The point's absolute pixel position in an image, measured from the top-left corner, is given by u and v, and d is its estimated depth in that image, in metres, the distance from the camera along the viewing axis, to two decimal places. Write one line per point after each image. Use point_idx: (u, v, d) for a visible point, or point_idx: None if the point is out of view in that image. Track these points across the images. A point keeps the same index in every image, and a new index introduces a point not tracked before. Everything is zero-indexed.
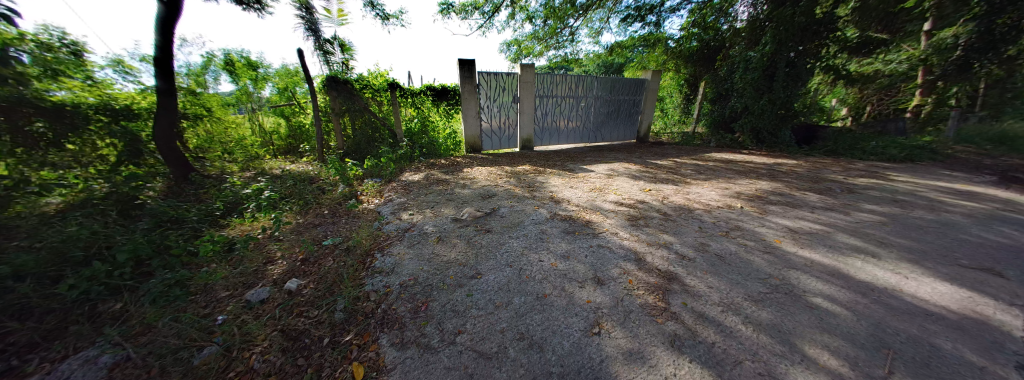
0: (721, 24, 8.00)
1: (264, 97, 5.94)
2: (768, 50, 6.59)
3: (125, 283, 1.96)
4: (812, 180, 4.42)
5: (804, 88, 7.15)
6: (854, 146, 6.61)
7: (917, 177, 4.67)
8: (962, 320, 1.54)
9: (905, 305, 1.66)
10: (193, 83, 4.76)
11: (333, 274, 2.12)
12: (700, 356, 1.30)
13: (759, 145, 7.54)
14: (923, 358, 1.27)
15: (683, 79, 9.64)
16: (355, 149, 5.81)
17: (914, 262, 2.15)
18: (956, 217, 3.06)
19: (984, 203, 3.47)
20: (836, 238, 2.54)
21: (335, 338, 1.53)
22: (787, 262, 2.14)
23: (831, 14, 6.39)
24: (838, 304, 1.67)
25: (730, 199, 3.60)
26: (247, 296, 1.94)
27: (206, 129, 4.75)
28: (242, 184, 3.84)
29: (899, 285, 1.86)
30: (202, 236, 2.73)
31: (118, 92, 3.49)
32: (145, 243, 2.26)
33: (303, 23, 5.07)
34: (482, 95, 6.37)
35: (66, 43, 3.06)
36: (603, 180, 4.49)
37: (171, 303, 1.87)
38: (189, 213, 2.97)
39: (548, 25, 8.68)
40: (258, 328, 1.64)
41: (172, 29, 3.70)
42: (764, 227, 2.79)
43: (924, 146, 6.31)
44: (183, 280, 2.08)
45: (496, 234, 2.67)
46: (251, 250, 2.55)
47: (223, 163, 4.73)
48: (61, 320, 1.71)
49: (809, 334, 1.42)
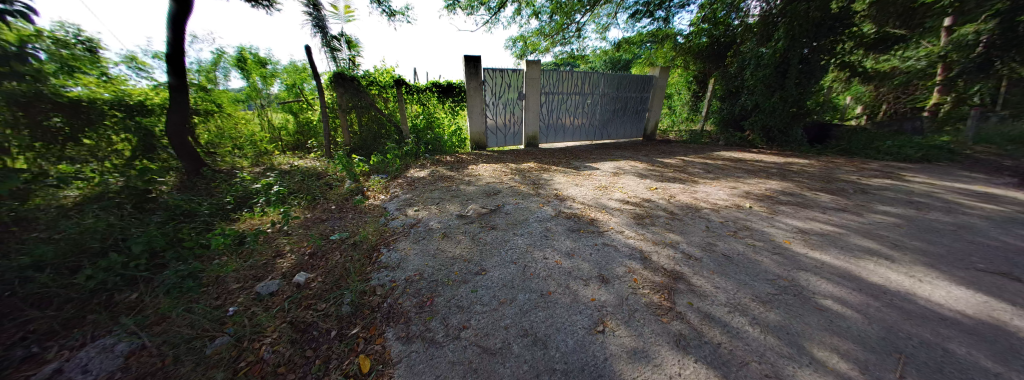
0: (732, 20, 7.82)
1: (273, 93, 6.02)
2: (780, 46, 6.43)
3: (141, 274, 2.01)
4: (823, 180, 4.33)
5: (817, 86, 6.97)
6: (868, 146, 6.45)
7: (934, 178, 4.54)
8: (979, 325, 1.50)
9: (919, 309, 1.63)
10: (204, 79, 4.84)
11: (340, 268, 2.15)
12: (705, 356, 1.29)
13: (769, 143, 7.41)
14: (937, 363, 1.24)
15: (691, 77, 9.47)
16: (361, 145, 5.83)
17: (929, 265, 2.09)
18: (974, 219, 2.97)
19: (1003, 206, 3.38)
20: (849, 240, 2.48)
21: (343, 331, 1.56)
22: (796, 263, 2.11)
23: (847, 9, 6.21)
24: (849, 307, 1.64)
25: (738, 198, 3.55)
26: (257, 288, 1.99)
27: (216, 124, 4.82)
28: (252, 179, 3.91)
29: (913, 288, 1.82)
30: (213, 229, 2.78)
31: (132, 88, 3.57)
32: (158, 235, 2.31)
33: (311, 19, 5.10)
34: (487, 92, 6.34)
35: (81, 40, 3.13)
36: (608, 178, 4.45)
37: (185, 295, 1.92)
38: (201, 207, 3.04)
39: (554, 20, 8.60)
40: (268, 319, 1.68)
41: (183, 25, 3.75)
42: (773, 227, 2.75)
43: (942, 146, 6.12)
44: (195, 272, 2.13)
45: (501, 231, 2.67)
46: (261, 243, 2.59)
47: (233, 159, 4.81)
48: (80, 309, 1.76)
49: (818, 337, 1.40)
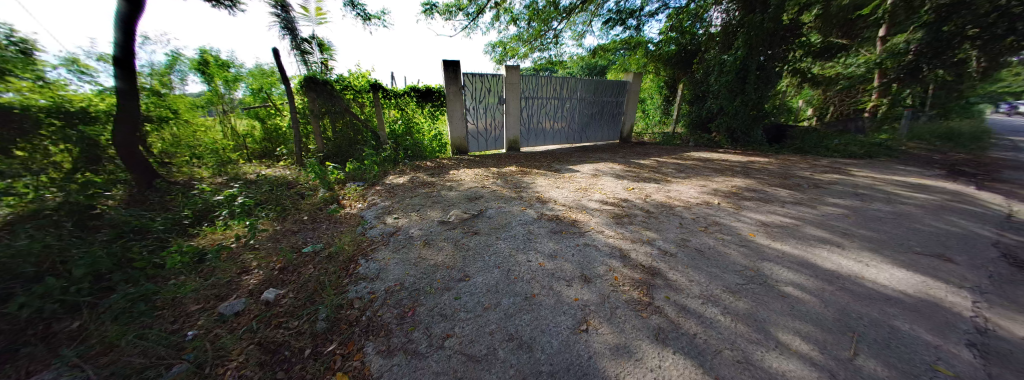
0: (697, 29, 8.31)
1: (237, 98, 5.68)
2: (740, 54, 6.92)
3: (84, 299, 1.81)
4: (781, 177, 4.65)
5: (774, 90, 7.54)
6: (819, 145, 7.04)
7: (876, 172, 5.02)
8: (918, 303, 1.67)
9: (867, 291, 1.78)
10: (157, 83, 4.44)
11: (314, 283, 2.04)
12: (683, 347, 1.34)
13: (734, 144, 7.89)
14: (884, 339, 1.37)
15: (662, 82, 9.87)
16: (335, 152, 5.56)
17: (874, 250, 2.30)
18: (910, 208, 3.30)
19: (934, 195, 3.78)
20: (805, 230, 2.69)
21: (318, 349, 1.47)
22: (760, 254, 2.25)
23: (796, 21, 6.81)
24: (808, 292, 1.77)
25: (708, 195, 3.74)
26: (220, 309, 1.85)
27: (172, 132, 4.46)
28: (212, 190, 3.63)
29: (862, 272, 1.99)
30: (168, 246, 2.56)
31: (72, 94, 3.21)
32: (105, 255, 2.09)
33: (279, 21, 4.87)
34: (467, 97, 6.31)
35: (13, 42, 2.82)
36: (588, 180, 4.56)
37: (137, 320, 1.74)
38: (154, 222, 2.79)
39: (532, 27, 8.77)
40: (233, 342, 1.56)
41: (134, 25, 3.46)
42: (739, 221, 2.91)
43: (881, 144, 6.81)
44: (148, 295, 1.94)
45: (484, 236, 2.65)
46: (224, 260, 2.41)
47: (191, 169, 4.46)
48: (9, 343, 1.55)
49: (781, 322, 1.50)
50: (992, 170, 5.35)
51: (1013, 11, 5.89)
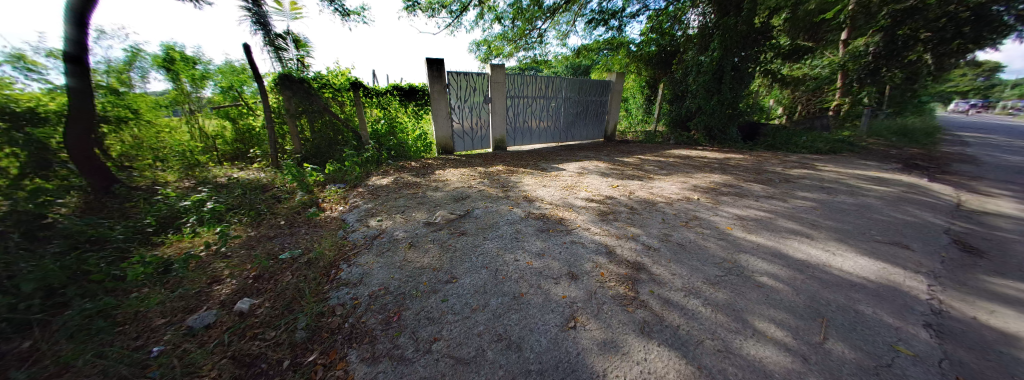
0: (676, 31, 8.54)
1: (205, 97, 5.36)
2: (716, 55, 7.18)
3: (34, 317, 1.64)
4: (755, 172, 4.86)
5: (748, 90, 7.87)
6: (789, 141, 7.43)
7: (841, 167, 5.34)
8: (879, 288, 1.78)
9: (834, 278, 1.89)
10: (115, 80, 4.10)
11: (292, 290, 1.96)
12: (667, 339, 1.37)
13: (711, 141, 8.19)
14: (851, 323, 1.45)
15: (644, 81, 10.12)
16: (314, 153, 5.33)
17: (840, 240, 2.44)
18: (871, 199, 3.54)
19: (891, 187, 4.07)
20: (779, 223, 2.82)
21: (297, 359, 1.41)
22: (737, 246, 2.34)
23: (767, 24, 7.12)
24: (781, 281, 1.85)
25: (689, 191, 3.85)
26: (189, 322, 1.74)
27: (133, 134, 4.15)
28: (179, 196, 3.40)
29: (829, 261, 2.10)
30: (129, 257, 2.38)
31: (18, 92, 2.93)
32: (58, 268, 1.91)
33: (251, 16, 4.63)
34: (452, 96, 6.22)
35: None
36: (574, 178, 4.60)
37: (94, 337, 1.60)
38: (113, 231, 2.58)
39: (516, 26, 8.76)
40: (204, 357, 1.47)
41: (87, 17, 3.18)
42: (717, 216, 3.02)
43: (844, 140, 7.25)
44: (107, 309, 1.79)
45: (471, 237, 2.61)
46: (193, 270, 2.26)
47: (154, 173, 4.18)
48: None
49: (757, 310, 1.56)
50: (942, 163, 5.80)
51: (960, 16, 6.51)
